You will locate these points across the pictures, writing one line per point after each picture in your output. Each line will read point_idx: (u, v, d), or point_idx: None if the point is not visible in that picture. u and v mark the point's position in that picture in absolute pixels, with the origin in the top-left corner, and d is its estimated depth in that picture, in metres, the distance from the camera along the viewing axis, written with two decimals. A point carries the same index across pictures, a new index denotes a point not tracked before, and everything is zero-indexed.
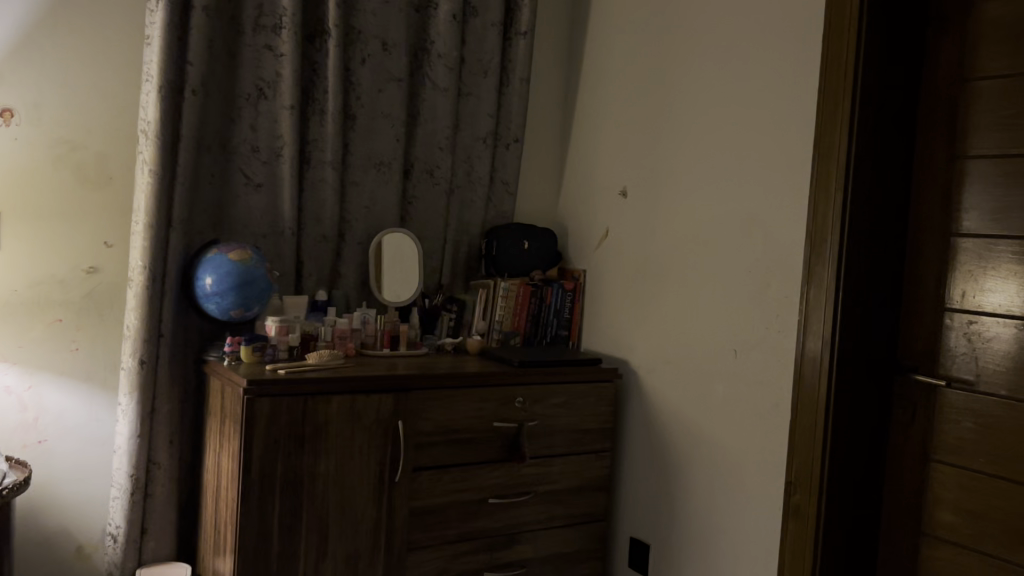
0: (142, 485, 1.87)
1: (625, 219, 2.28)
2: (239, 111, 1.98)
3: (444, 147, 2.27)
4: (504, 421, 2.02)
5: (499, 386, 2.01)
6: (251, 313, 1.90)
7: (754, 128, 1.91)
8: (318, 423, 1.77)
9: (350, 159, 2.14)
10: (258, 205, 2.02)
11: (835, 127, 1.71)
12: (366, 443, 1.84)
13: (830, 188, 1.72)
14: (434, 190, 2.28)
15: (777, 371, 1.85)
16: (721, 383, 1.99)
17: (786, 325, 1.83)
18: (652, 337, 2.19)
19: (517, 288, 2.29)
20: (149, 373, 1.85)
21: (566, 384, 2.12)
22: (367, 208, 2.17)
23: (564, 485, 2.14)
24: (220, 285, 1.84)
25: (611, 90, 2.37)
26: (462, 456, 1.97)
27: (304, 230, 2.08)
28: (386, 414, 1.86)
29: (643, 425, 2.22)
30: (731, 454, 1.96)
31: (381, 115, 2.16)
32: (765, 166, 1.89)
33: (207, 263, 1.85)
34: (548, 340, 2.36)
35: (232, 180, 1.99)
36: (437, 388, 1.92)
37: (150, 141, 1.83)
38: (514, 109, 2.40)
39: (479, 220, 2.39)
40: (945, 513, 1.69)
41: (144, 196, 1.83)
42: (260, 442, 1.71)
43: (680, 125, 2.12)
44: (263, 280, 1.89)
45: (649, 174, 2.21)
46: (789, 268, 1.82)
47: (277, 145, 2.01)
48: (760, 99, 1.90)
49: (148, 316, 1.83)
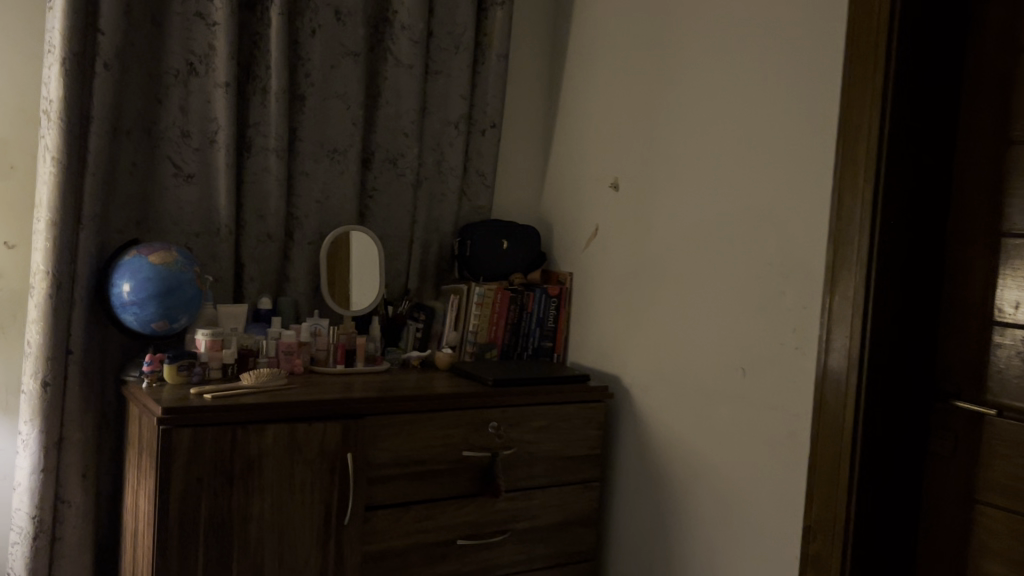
0: (47, 527, 1.59)
1: (616, 215, 2.00)
2: (166, 90, 1.71)
3: (410, 133, 1.99)
4: (476, 449, 1.74)
5: (469, 409, 1.73)
6: (178, 324, 1.63)
7: (766, 110, 1.63)
8: (251, 457, 1.50)
9: (298, 146, 1.86)
10: (191, 199, 1.75)
11: (863, 106, 1.43)
12: (308, 481, 1.56)
13: (858, 179, 1.44)
14: (399, 181, 2.00)
15: (793, 395, 1.57)
16: (726, 406, 1.70)
17: (804, 341, 1.55)
18: (646, 351, 1.91)
19: (494, 293, 2.01)
20: (55, 398, 1.56)
21: (550, 406, 1.84)
22: (319, 201, 1.89)
23: (547, 521, 1.86)
24: (137, 293, 1.57)
25: (602, 69, 2.08)
26: (426, 491, 1.70)
27: (243, 228, 1.81)
28: (335, 446, 1.58)
29: (635, 451, 1.94)
30: (737, 491, 1.67)
31: (335, 96, 1.88)
32: (780, 154, 1.60)
33: (122, 267, 1.58)
34: (530, 352, 2.08)
35: (159, 170, 1.72)
36: (394, 413, 1.65)
37: (52, 124, 1.55)
38: (492, 90, 2.11)
39: (452, 216, 2.11)
40: (993, 567, 1.41)
41: (46, 188, 1.55)
42: (178, 482, 1.43)
43: (679, 106, 1.84)
44: (191, 287, 1.62)
45: (644, 164, 1.92)
46: (808, 272, 1.54)
47: (211, 130, 1.74)
48: (774, 76, 1.61)
49: (54, 330, 1.55)
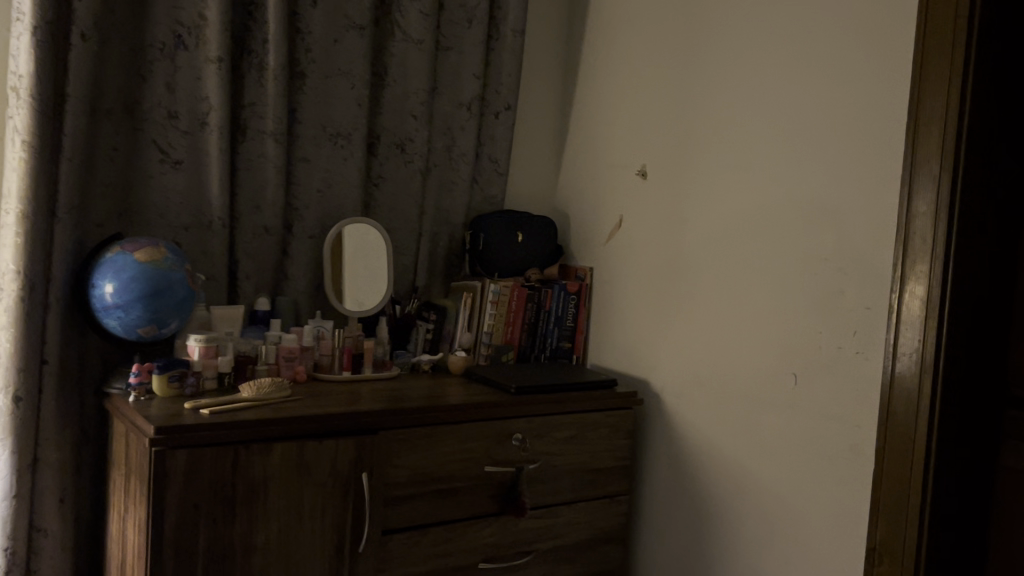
0: (21, 560, 1.41)
1: (644, 204, 1.85)
2: (150, 66, 1.52)
3: (418, 115, 1.82)
4: (498, 464, 1.58)
5: (492, 420, 1.57)
6: (168, 329, 1.45)
7: (820, 87, 1.47)
8: (254, 480, 1.32)
9: (297, 129, 1.68)
10: (179, 189, 1.56)
11: (939, 82, 1.27)
12: (318, 505, 1.39)
13: (934, 166, 1.28)
14: (406, 168, 1.84)
15: (856, 406, 1.41)
16: (774, 415, 1.55)
17: (866, 345, 1.39)
18: (679, 353, 1.76)
19: (511, 291, 1.87)
20: (28, 415, 1.38)
21: (576, 415, 1.68)
22: (321, 190, 1.72)
23: (572, 540, 1.71)
24: (122, 295, 1.39)
25: (626, 47, 1.94)
26: (445, 511, 1.53)
27: (237, 221, 1.63)
28: (347, 466, 1.41)
29: (666, 460, 1.80)
30: (786, 508, 1.52)
31: (338, 73, 1.70)
32: (838, 137, 1.44)
33: (104, 265, 1.40)
34: (547, 355, 1.94)
35: (143, 155, 1.54)
36: (411, 427, 1.48)
37: (21, 103, 1.36)
38: (506, 67, 1.96)
39: (462, 207, 1.95)
40: None
41: (15, 176, 1.36)
42: (173, 513, 1.26)
43: (717, 86, 1.69)
44: (182, 288, 1.44)
45: (676, 149, 1.78)
46: (870, 270, 1.39)
47: (201, 111, 1.56)
48: (830, 52, 1.45)
49: (27, 338, 1.36)
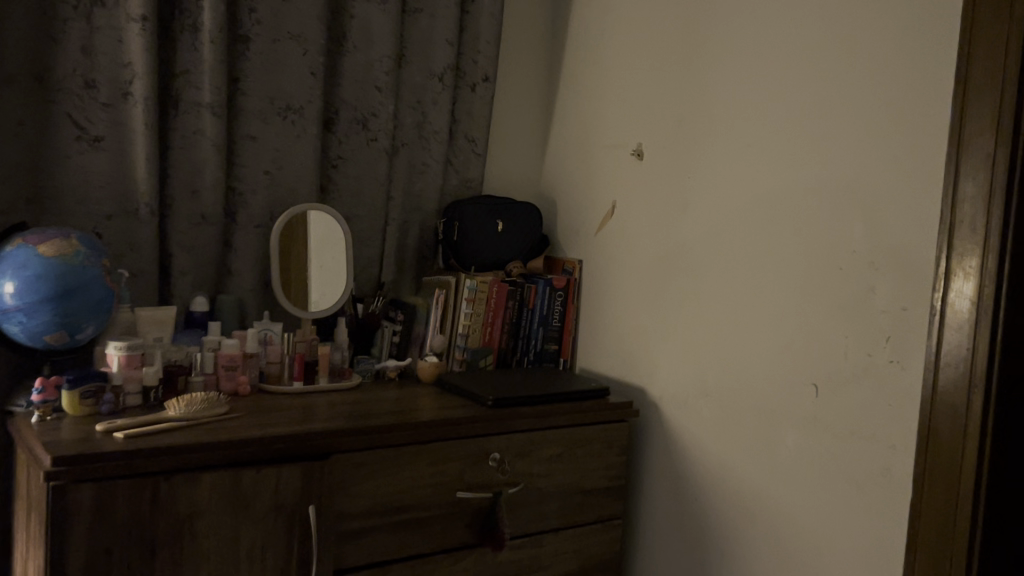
0: None
1: (642, 189, 1.64)
2: (62, 26, 1.30)
3: (383, 86, 1.61)
4: (474, 489, 1.37)
5: (465, 439, 1.36)
6: (82, 336, 1.23)
7: (846, 49, 1.25)
8: (179, 518, 1.11)
9: (241, 102, 1.47)
10: (99, 170, 1.35)
11: (993, 41, 1.04)
12: (257, 544, 1.17)
13: (988, 142, 1.04)
14: (370, 146, 1.62)
15: (888, 424, 1.19)
16: (793, 431, 1.34)
17: (901, 353, 1.17)
18: (680, 356, 1.55)
19: (490, 287, 1.65)
20: None
21: (563, 431, 1.47)
22: (270, 171, 1.51)
23: (559, 571, 1.50)
24: (24, 297, 1.16)
25: (620, 11, 1.72)
26: (412, 545, 1.32)
27: (170, 207, 1.42)
28: (292, 498, 1.19)
29: (667, 478, 1.59)
30: (805, 540, 1.32)
31: (288, 37, 1.49)
32: (869, 109, 1.22)
33: (2, 261, 1.18)
34: (531, 360, 1.74)
35: (56, 130, 1.32)
36: (371, 450, 1.27)
37: None
38: (484, 34, 1.74)
39: (435, 192, 1.74)
40: None
41: None
42: (77, 562, 1.05)
43: (729, 53, 1.46)
44: (98, 287, 1.22)
45: (677, 125, 1.57)
46: (905, 265, 1.17)
47: (124, 79, 1.34)
48: (860, 10, 1.23)
49: None
